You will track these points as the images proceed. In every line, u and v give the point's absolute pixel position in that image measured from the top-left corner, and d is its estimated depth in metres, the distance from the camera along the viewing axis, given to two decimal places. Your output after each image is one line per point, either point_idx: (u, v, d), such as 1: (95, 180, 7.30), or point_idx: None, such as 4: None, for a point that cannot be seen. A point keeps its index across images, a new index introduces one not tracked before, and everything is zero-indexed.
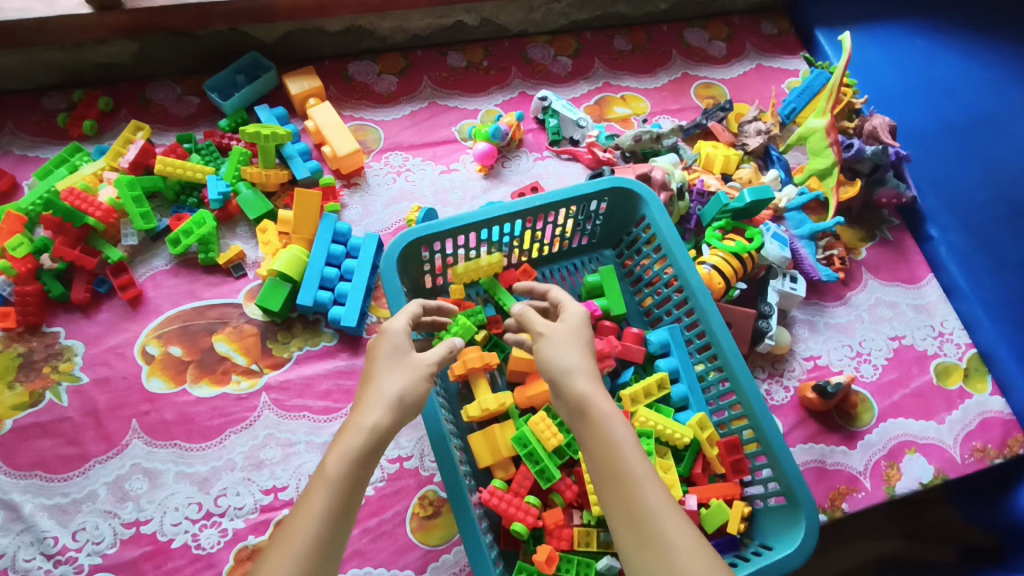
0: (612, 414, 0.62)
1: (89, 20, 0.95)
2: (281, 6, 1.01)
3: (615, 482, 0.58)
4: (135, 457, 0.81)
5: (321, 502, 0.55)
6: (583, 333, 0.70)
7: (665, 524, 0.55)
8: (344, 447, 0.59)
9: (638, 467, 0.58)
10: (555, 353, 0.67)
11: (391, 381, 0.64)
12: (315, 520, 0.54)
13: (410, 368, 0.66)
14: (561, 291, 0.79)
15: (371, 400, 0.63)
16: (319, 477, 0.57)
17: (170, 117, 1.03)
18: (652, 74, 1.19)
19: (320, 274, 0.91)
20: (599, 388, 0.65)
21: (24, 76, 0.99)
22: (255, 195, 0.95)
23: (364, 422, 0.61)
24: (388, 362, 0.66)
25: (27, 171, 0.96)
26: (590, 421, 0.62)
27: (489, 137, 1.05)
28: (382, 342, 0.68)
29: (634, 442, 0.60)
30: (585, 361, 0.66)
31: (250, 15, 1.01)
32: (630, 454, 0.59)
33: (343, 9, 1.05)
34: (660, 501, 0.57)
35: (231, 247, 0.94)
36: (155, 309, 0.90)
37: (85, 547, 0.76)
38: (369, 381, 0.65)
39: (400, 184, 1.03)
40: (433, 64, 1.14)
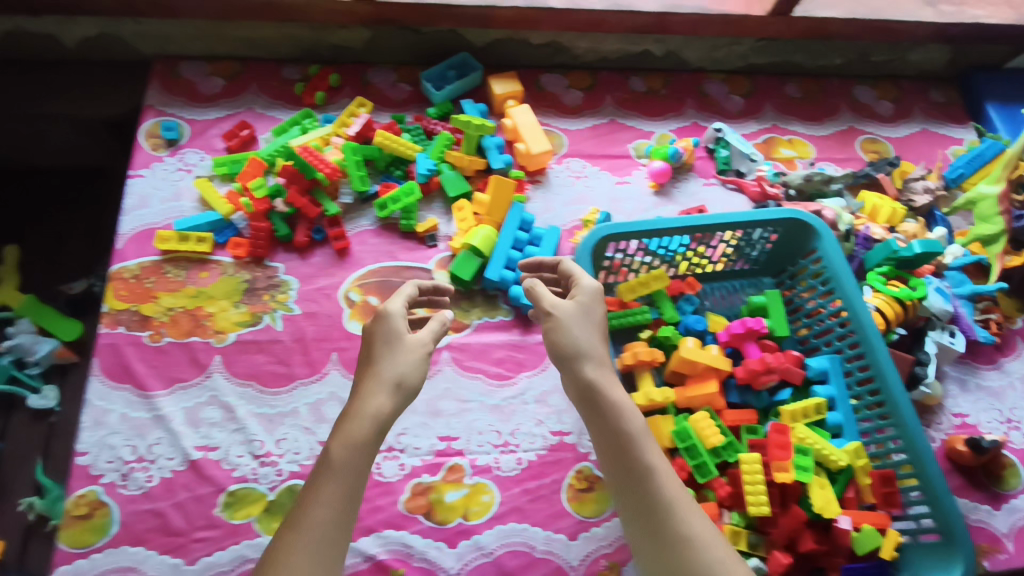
0: (627, 409, 0.70)
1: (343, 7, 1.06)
2: (499, 16, 1.11)
3: (632, 472, 0.66)
4: (332, 386, 0.91)
5: (331, 490, 0.62)
6: (592, 316, 0.77)
7: (683, 513, 0.64)
8: (347, 436, 0.66)
9: (654, 461, 0.67)
10: (567, 335, 0.75)
11: (391, 366, 0.71)
12: (328, 505, 0.61)
13: (407, 350, 0.73)
14: (569, 260, 0.85)
15: (374, 387, 0.69)
16: (323, 466, 0.64)
17: (384, 99, 1.14)
18: (819, 122, 1.25)
19: (506, 256, 1.00)
20: (609, 377, 0.73)
21: (272, 48, 1.13)
22: (456, 176, 1.05)
23: (366, 409, 0.67)
24: (386, 348, 0.72)
25: (263, 127, 1.08)
26: (608, 415, 0.70)
27: (667, 157, 1.13)
28: (380, 325, 0.74)
29: (648, 438, 0.69)
30: (596, 346, 0.74)
31: (472, 21, 1.11)
32: (645, 447, 0.68)
33: (553, 24, 1.14)
34: (676, 491, 0.65)
35: (428, 219, 1.04)
36: (359, 262, 1.00)
37: (286, 455, 0.86)
38: (369, 365, 0.72)
39: (579, 187, 1.12)
40: (617, 86, 1.23)
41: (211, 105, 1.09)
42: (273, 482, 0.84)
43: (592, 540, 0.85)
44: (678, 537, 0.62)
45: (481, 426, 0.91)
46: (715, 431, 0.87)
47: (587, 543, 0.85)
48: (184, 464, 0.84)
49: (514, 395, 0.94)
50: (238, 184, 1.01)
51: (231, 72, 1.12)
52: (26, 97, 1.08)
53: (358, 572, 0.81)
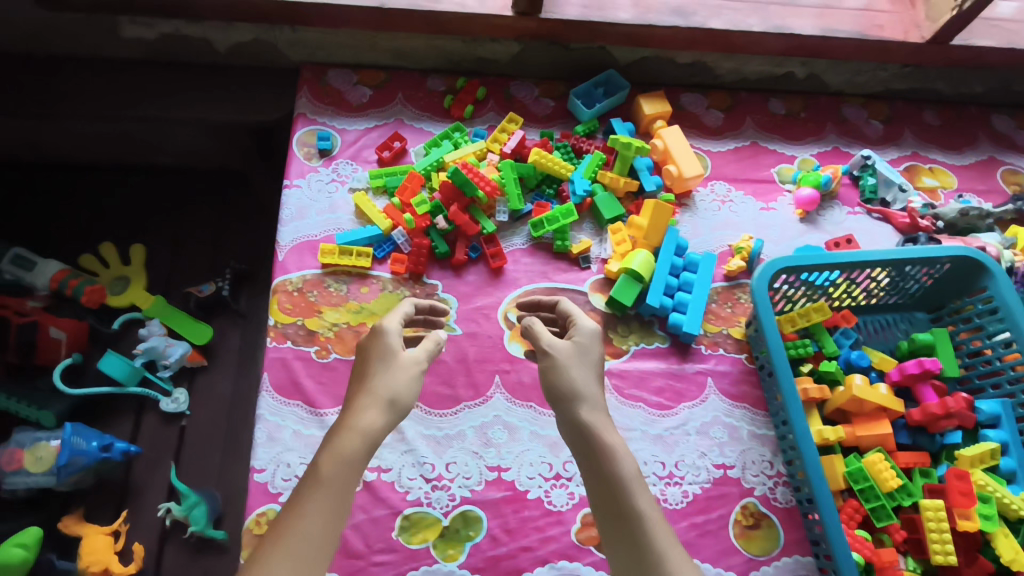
0: (621, 450, 0.68)
1: (506, 22, 1.02)
2: (660, 36, 1.06)
3: (619, 513, 0.64)
4: (497, 409, 0.90)
5: (316, 501, 0.59)
6: (592, 358, 0.77)
7: (676, 559, 0.60)
8: (336, 449, 0.64)
9: (649, 506, 0.64)
10: (564, 373, 0.74)
11: (385, 384, 0.70)
12: (309, 521, 0.58)
13: (400, 371, 0.72)
14: (568, 303, 0.85)
15: (367, 401, 0.69)
16: (313, 478, 0.61)
17: (529, 115, 1.13)
18: (959, 151, 1.23)
19: (665, 282, 0.98)
20: (604, 419, 0.71)
21: (418, 58, 1.12)
22: (610, 198, 1.04)
23: (359, 425, 0.66)
24: (380, 367, 0.72)
25: (412, 139, 1.07)
26: (605, 456, 0.68)
27: (818, 184, 1.11)
28: (376, 344, 0.74)
29: (643, 483, 0.66)
30: (593, 387, 0.73)
31: (629, 40, 1.06)
32: (640, 490, 0.65)
33: (709, 46, 1.08)
34: (666, 535, 0.62)
35: (581, 240, 1.03)
36: (514, 282, 0.99)
37: (457, 479, 0.85)
38: (363, 383, 0.72)
39: (725, 212, 1.10)
40: (756, 107, 1.21)
41: (361, 115, 1.09)
42: (446, 507, 0.84)
43: None
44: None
45: (646, 456, 0.90)
46: (891, 473, 0.86)
47: None
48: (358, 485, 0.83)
49: (677, 426, 0.93)
50: (398, 199, 1.00)
51: (377, 81, 1.11)
52: (177, 99, 1.07)
53: None
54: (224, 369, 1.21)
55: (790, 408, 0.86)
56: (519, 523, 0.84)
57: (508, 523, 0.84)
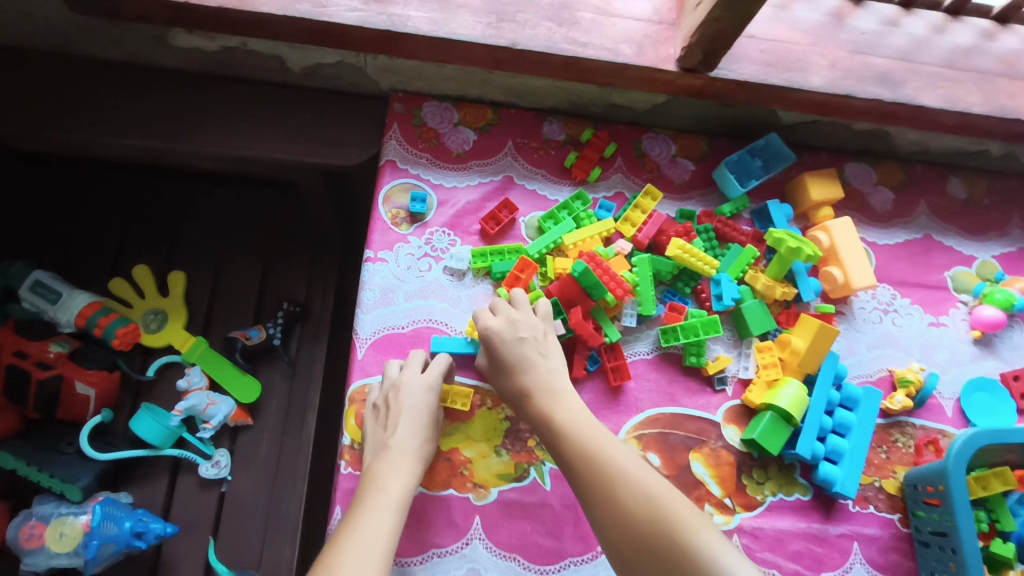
0: (552, 405, 0.70)
1: (666, 77, 0.81)
2: (853, 107, 0.85)
3: (569, 465, 0.65)
4: (608, 569, 0.76)
5: (377, 521, 0.62)
6: (511, 333, 0.75)
7: (626, 467, 0.61)
8: (394, 483, 0.67)
9: (585, 441, 0.65)
10: (495, 370, 0.76)
11: (428, 444, 0.72)
12: (382, 535, 0.60)
13: (430, 426, 0.74)
14: (519, 293, 0.80)
15: (418, 459, 0.70)
16: (375, 504, 0.64)
17: (665, 181, 0.92)
18: None
19: (818, 424, 0.82)
20: (538, 379, 0.72)
21: (538, 97, 0.91)
22: (760, 307, 0.86)
23: (405, 467, 0.69)
24: (427, 418, 0.73)
25: (524, 205, 0.88)
26: (544, 430, 0.69)
27: (1007, 305, 0.92)
28: (426, 396, 0.74)
29: (575, 422, 0.68)
30: (518, 363, 0.73)
31: (814, 108, 0.86)
32: (574, 430, 0.67)
33: (907, 122, 0.88)
34: (614, 454, 0.63)
35: (718, 356, 0.85)
36: (635, 403, 0.83)
37: None
38: (410, 429, 0.72)
39: (887, 326, 0.92)
40: (932, 188, 1.00)
41: (462, 167, 0.89)
42: None
43: None
44: (618, 489, 0.59)
45: None
46: None
47: None
48: None
49: None
50: (507, 291, 0.83)
51: (484, 123, 0.91)
52: (235, 127, 0.87)
53: None
54: (270, 427, 1.06)
55: None
56: None
57: None
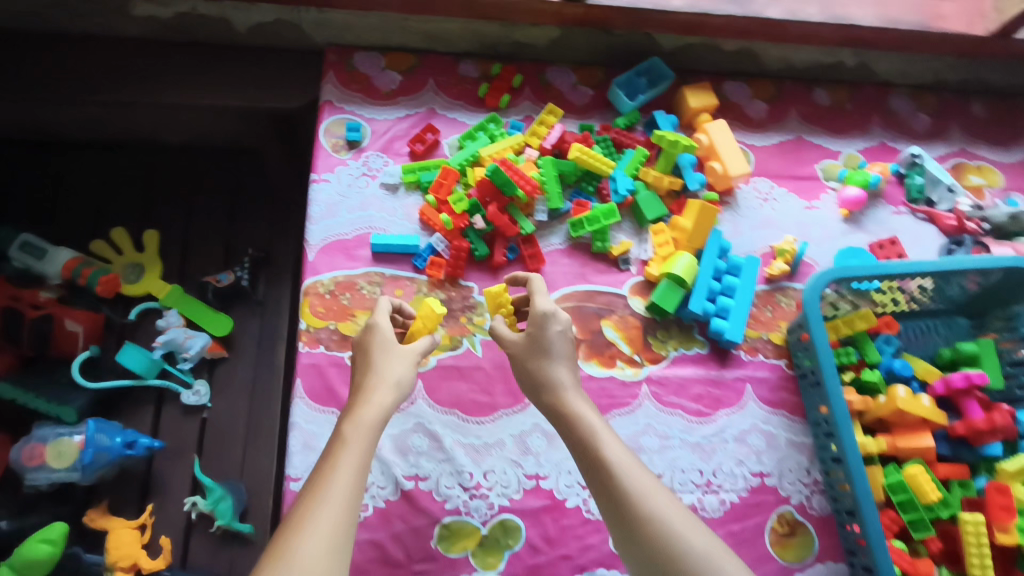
0: (585, 413, 0.72)
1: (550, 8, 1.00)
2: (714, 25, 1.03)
3: (594, 470, 0.67)
4: (535, 417, 0.90)
5: (339, 469, 0.63)
6: (548, 332, 0.77)
7: (650, 490, 0.64)
8: (359, 418, 0.69)
9: (613, 453, 0.67)
10: (524, 363, 0.77)
11: (389, 368, 0.75)
12: (345, 472, 0.62)
13: (402, 356, 0.77)
14: (539, 279, 0.83)
15: (377, 385, 0.72)
16: (336, 442, 0.66)
17: (567, 104, 1.08)
18: (1008, 147, 1.18)
19: (707, 287, 0.96)
20: (568, 383, 0.75)
21: (451, 41, 1.07)
22: (652, 197, 1.00)
23: (372, 401, 0.71)
24: (380, 351, 0.76)
25: (445, 130, 1.03)
26: (573, 431, 0.71)
27: (866, 184, 1.07)
28: (372, 335, 0.78)
29: (608, 433, 0.70)
30: (559, 367, 0.75)
31: (678, 27, 1.04)
32: (602, 439, 0.69)
33: (759, 36, 1.06)
34: (638, 474, 0.65)
35: (621, 241, 1.00)
36: (551, 284, 0.97)
37: (495, 488, 0.86)
38: (367, 369, 0.75)
39: (767, 211, 1.07)
40: (801, 98, 1.15)
41: (390, 103, 1.04)
42: (485, 516, 0.84)
43: None
44: (645, 512, 0.62)
45: (684, 464, 0.90)
46: (932, 486, 0.86)
47: None
48: (396, 494, 0.83)
49: (715, 434, 0.92)
50: (433, 197, 0.96)
51: (406, 66, 1.07)
52: (192, 82, 1.02)
53: None
54: (244, 359, 1.18)
55: (841, 424, 0.85)
56: (558, 531, 0.85)
57: (548, 532, 0.85)
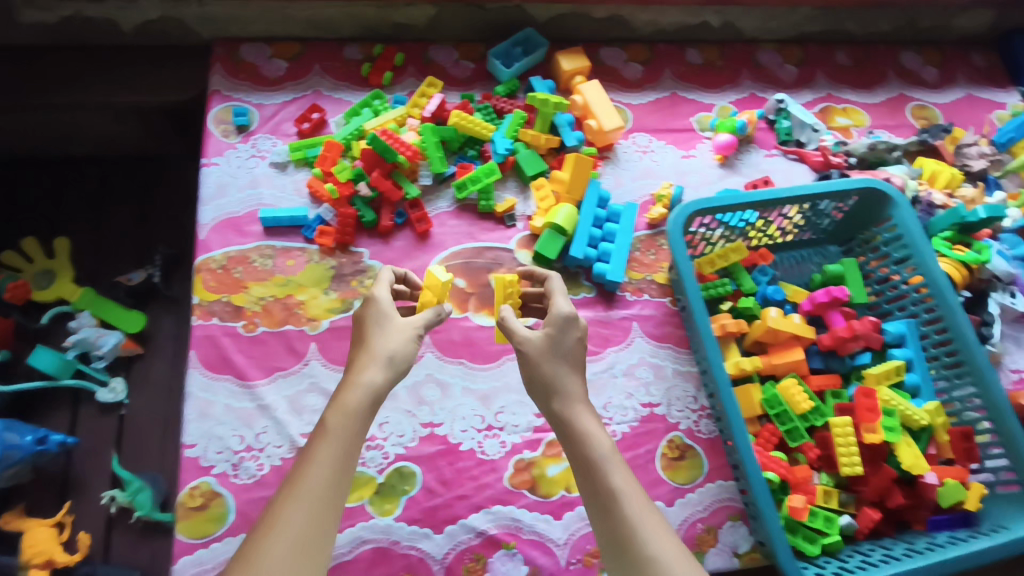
0: (594, 433, 0.71)
1: None
2: None
3: (600, 496, 0.67)
4: (428, 368, 0.93)
5: (316, 472, 0.62)
6: (557, 346, 0.75)
7: (648, 524, 0.64)
8: (343, 404, 0.68)
9: (618, 481, 0.67)
10: (532, 369, 0.75)
11: (382, 343, 0.73)
12: (324, 465, 0.63)
13: (399, 330, 0.75)
14: (557, 279, 0.84)
15: (368, 361, 0.71)
16: (320, 430, 0.65)
17: (450, 78, 1.13)
18: (870, 90, 1.26)
19: (588, 233, 1.01)
20: (576, 401, 0.73)
21: (334, 27, 1.12)
22: (531, 155, 1.06)
23: (361, 379, 0.70)
24: (377, 327, 0.75)
25: (332, 110, 1.08)
26: (580, 450, 0.70)
27: (733, 129, 1.14)
28: (369, 309, 0.76)
29: (614, 458, 0.69)
30: (569, 379, 0.74)
31: None
32: (608, 465, 0.68)
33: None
34: (638, 508, 0.65)
35: (506, 199, 1.04)
36: (440, 244, 1.01)
37: (390, 438, 0.88)
38: (361, 344, 0.74)
39: (647, 162, 1.13)
40: (674, 58, 1.23)
41: (276, 88, 1.09)
42: (381, 465, 0.87)
43: (688, 505, 0.90)
44: (640, 547, 0.63)
45: None
46: (804, 397, 0.91)
47: (684, 509, 0.90)
48: (293, 452, 0.86)
49: (604, 370, 0.96)
50: (319, 169, 1.00)
51: (293, 53, 1.12)
52: (83, 83, 1.06)
53: (472, 547, 0.84)
54: (160, 354, 1.20)
55: (707, 347, 0.88)
56: (454, 474, 0.87)
57: (443, 475, 0.87)
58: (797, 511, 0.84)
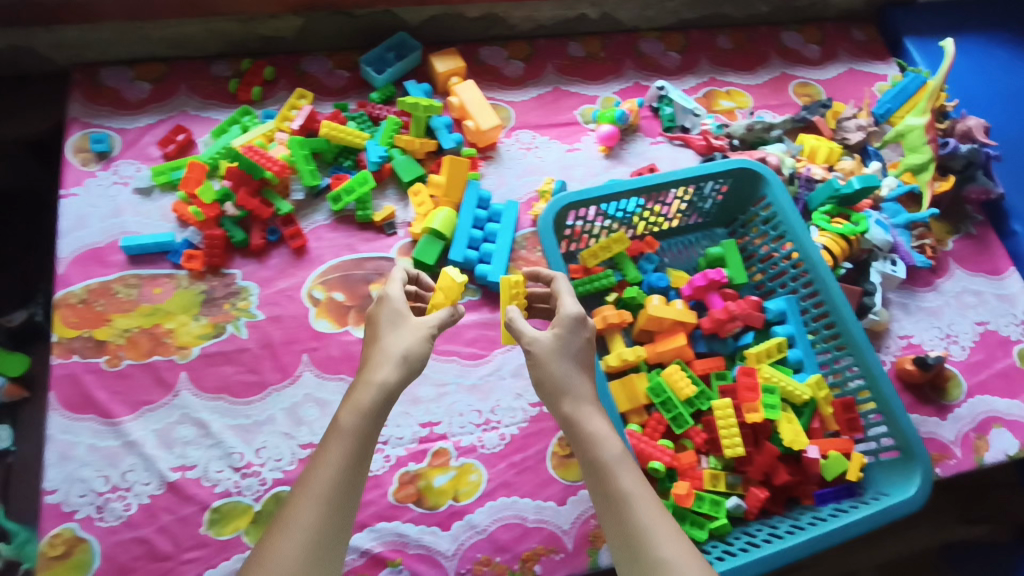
0: (604, 435, 0.70)
1: None
2: None
3: (609, 498, 0.66)
4: (307, 388, 0.90)
5: (324, 471, 0.63)
6: (565, 348, 0.74)
7: (654, 526, 0.63)
8: (356, 403, 0.68)
9: (628, 484, 0.66)
10: (542, 370, 0.73)
11: (394, 341, 0.72)
12: (332, 467, 0.63)
13: (412, 329, 0.74)
14: (564, 280, 0.81)
15: (381, 359, 0.71)
16: (333, 430, 0.66)
17: (324, 89, 1.11)
18: (752, 71, 1.28)
19: (468, 236, 0.99)
20: (586, 403, 0.72)
21: (198, 45, 1.09)
22: (408, 160, 1.04)
23: (373, 378, 0.69)
24: (388, 326, 0.74)
25: (200, 129, 1.04)
26: (588, 451, 0.69)
27: (614, 119, 1.13)
28: (382, 308, 0.75)
29: (624, 460, 0.68)
30: (575, 379, 0.72)
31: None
32: (617, 468, 0.67)
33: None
34: (648, 510, 0.64)
35: (384, 208, 1.02)
36: (318, 258, 0.98)
37: (267, 463, 0.85)
38: (373, 343, 0.73)
39: (530, 159, 1.11)
40: (556, 53, 1.22)
41: (140, 112, 1.05)
42: (258, 492, 0.84)
43: (581, 503, 0.89)
44: (651, 551, 0.62)
45: (461, 407, 0.92)
46: (687, 382, 0.90)
47: (576, 506, 0.88)
48: (162, 488, 0.82)
49: (490, 372, 0.95)
50: (183, 192, 0.97)
51: (157, 75, 1.08)
52: None
53: (356, 567, 0.82)
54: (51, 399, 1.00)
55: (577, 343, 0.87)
56: None
57: None
58: (681, 498, 0.83)
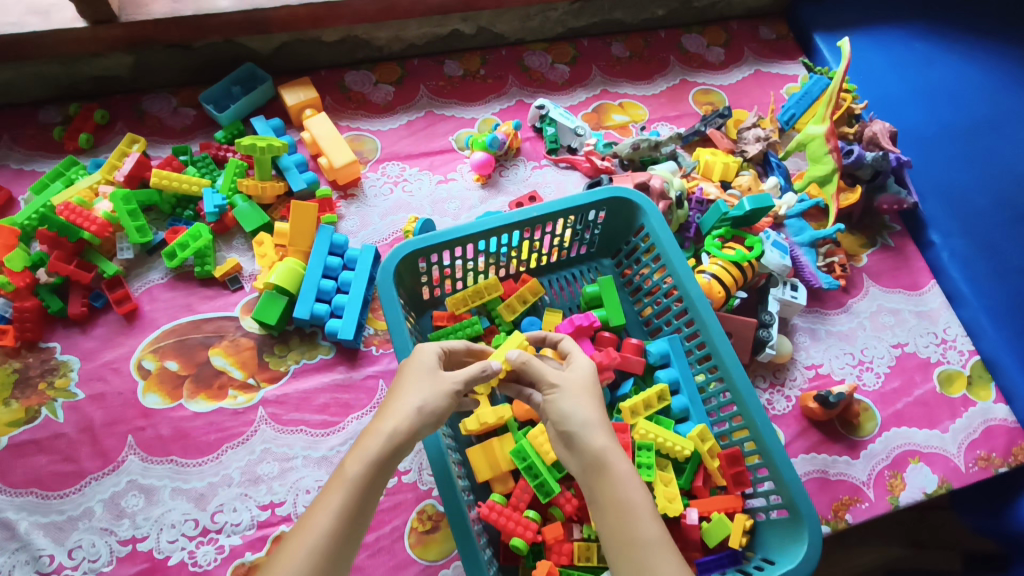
0: (631, 477, 0.60)
1: (84, 34, 0.93)
2: (276, 17, 1.00)
3: (628, 545, 0.56)
4: (131, 474, 0.81)
5: (319, 515, 0.54)
6: (589, 387, 0.66)
7: None
8: (366, 449, 0.59)
9: (651, 532, 0.57)
10: (570, 403, 0.64)
11: (412, 391, 0.63)
12: (329, 516, 0.54)
13: (435, 382, 0.64)
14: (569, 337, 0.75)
15: (396, 405, 0.62)
16: (337, 478, 0.56)
17: (165, 130, 1.01)
18: (649, 80, 1.18)
19: (316, 288, 0.89)
20: (615, 444, 0.63)
21: (20, 90, 0.99)
22: (251, 207, 0.94)
23: (384, 427, 0.60)
24: (411, 375, 0.65)
25: (23, 185, 0.94)
26: (611, 490, 0.59)
27: (486, 147, 1.03)
28: (412, 359, 0.67)
29: (650, 506, 0.59)
30: (602, 415, 0.64)
31: (246, 27, 1.00)
32: (642, 515, 0.58)
33: (340, 19, 1.03)
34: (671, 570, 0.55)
35: (227, 260, 0.93)
36: (151, 323, 0.89)
37: (81, 565, 0.75)
38: (392, 392, 0.64)
39: (398, 194, 1.01)
40: (430, 73, 1.13)
41: None
42: None
43: None
44: None
45: (309, 483, 0.82)
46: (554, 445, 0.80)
47: None
48: None
49: (342, 443, 0.84)
50: None
51: None
52: None
53: None
54: None
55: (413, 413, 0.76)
56: None
57: None
58: None
